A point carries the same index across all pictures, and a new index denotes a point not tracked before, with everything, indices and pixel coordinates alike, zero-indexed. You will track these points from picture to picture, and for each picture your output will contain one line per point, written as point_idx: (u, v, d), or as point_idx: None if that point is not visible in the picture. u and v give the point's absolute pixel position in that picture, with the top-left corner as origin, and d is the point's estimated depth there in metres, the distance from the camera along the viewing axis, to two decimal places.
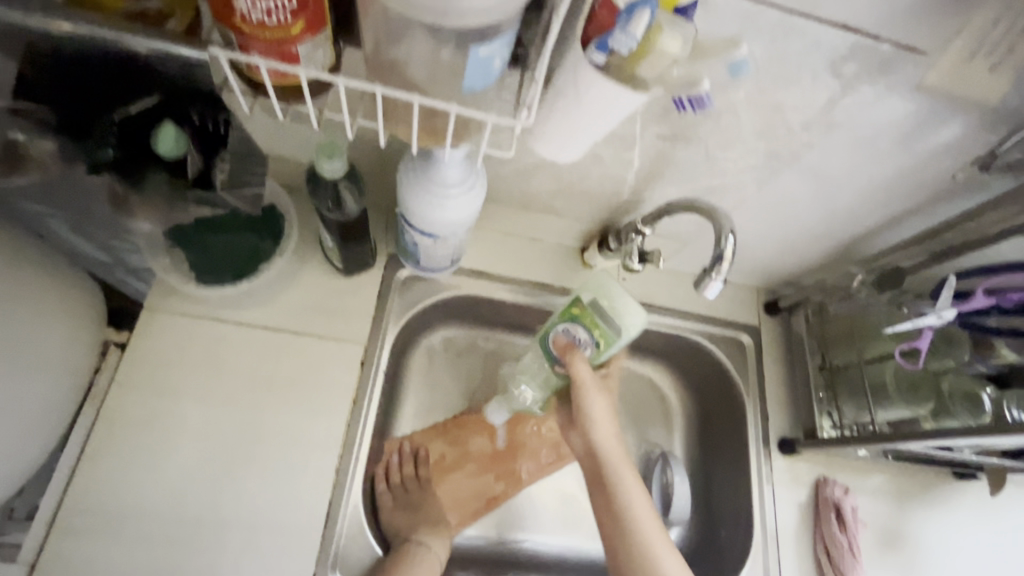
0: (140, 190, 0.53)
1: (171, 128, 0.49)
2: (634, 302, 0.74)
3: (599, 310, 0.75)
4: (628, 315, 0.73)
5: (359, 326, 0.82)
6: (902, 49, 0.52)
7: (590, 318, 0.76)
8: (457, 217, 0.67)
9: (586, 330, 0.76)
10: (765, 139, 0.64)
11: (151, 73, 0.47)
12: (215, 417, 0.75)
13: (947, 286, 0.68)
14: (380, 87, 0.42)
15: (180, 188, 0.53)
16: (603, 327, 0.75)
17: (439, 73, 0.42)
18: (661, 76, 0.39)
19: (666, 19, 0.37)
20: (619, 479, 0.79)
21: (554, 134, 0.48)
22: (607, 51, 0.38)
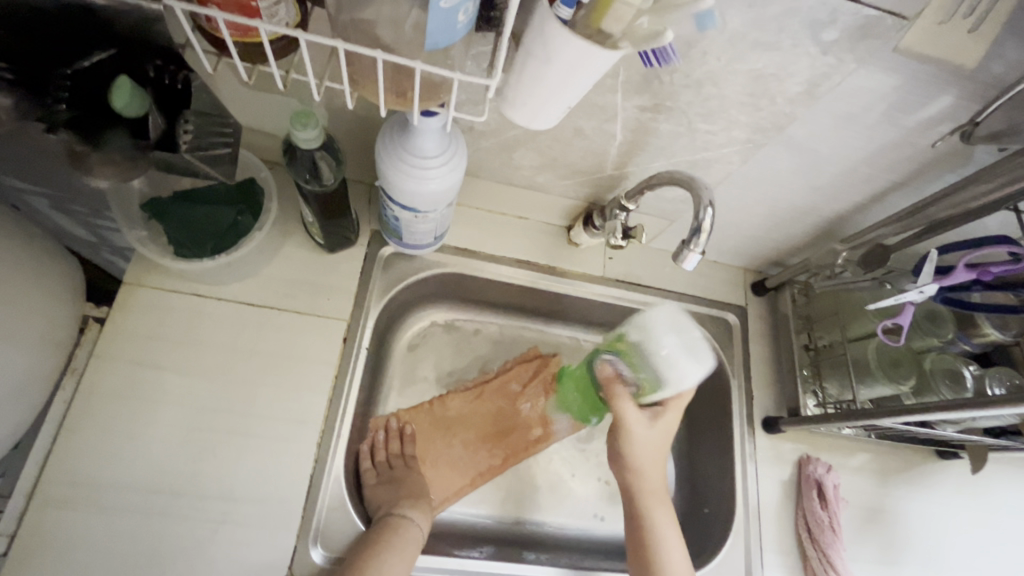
0: (96, 150, 0.47)
1: (127, 80, 0.44)
2: (696, 353, 0.68)
3: (647, 354, 0.69)
4: (678, 367, 0.67)
5: (342, 302, 0.82)
6: (882, 14, 0.50)
7: (635, 359, 0.70)
8: (437, 192, 0.67)
9: (631, 369, 0.71)
10: (747, 111, 0.63)
11: (109, 23, 0.44)
12: (197, 391, 0.75)
13: (930, 260, 0.66)
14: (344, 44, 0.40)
15: (142, 149, 0.48)
16: (648, 372, 0.70)
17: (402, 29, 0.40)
18: (628, 33, 0.39)
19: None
20: (654, 521, 0.76)
21: (526, 97, 0.47)
22: (573, 7, 0.38)
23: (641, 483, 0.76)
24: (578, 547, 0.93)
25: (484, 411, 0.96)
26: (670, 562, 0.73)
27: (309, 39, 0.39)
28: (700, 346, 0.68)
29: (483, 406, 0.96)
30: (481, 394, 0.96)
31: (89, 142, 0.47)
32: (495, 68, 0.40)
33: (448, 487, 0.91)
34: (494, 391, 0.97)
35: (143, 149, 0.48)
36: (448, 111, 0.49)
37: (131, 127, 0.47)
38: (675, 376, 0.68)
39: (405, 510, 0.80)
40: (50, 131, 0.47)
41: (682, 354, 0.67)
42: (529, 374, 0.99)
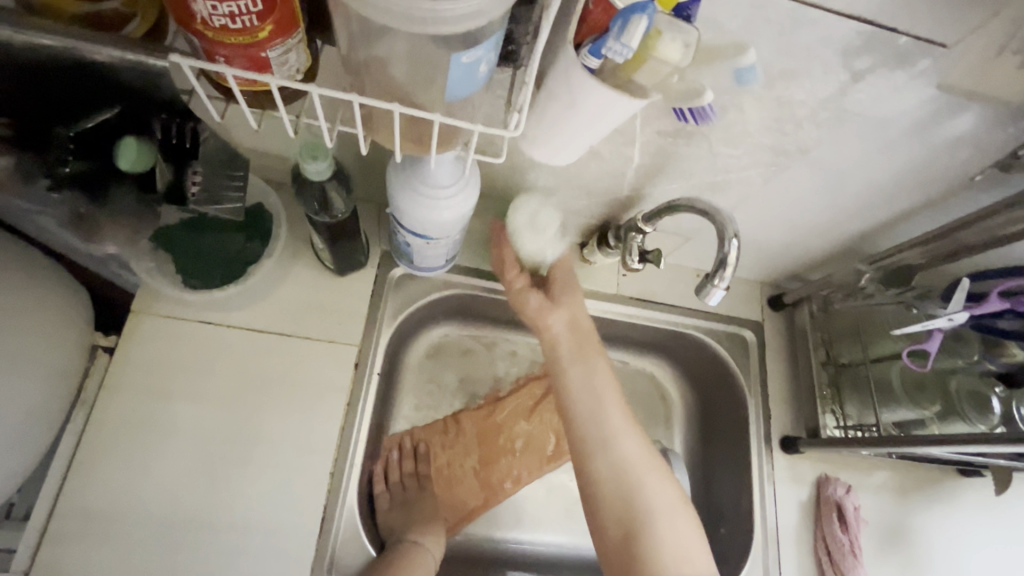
0: (103, 208, 0.53)
1: (132, 142, 0.49)
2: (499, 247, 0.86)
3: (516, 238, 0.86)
4: None
5: (353, 326, 0.81)
6: (921, 42, 0.48)
7: None
8: (448, 221, 0.65)
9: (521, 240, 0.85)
10: (772, 135, 0.61)
11: (113, 79, 0.45)
12: (207, 420, 0.73)
13: (960, 287, 0.65)
14: (357, 94, 0.38)
15: (148, 198, 0.54)
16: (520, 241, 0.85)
17: (420, 77, 0.38)
18: (659, 83, 0.37)
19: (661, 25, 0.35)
20: (593, 360, 0.77)
21: (548, 137, 0.45)
22: (601, 57, 0.36)
23: (576, 322, 0.79)
24: (593, 569, 0.92)
25: (496, 429, 0.95)
26: (605, 387, 0.76)
27: (320, 91, 0.37)
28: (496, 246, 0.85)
29: (495, 424, 0.95)
30: (493, 412, 0.95)
31: (94, 199, 0.53)
32: (519, 115, 0.39)
33: (461, 508, 0.91)
34: (506, 410, 0.96)
35: (149, 199, 0.54)
36: (466, 152, 0.47)
37: (138, 181, 0.52)
38: None
39: (418, 535, 0.80)
40: (57, 188, 0.51)
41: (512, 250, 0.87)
42: (542, 391, 0.97)
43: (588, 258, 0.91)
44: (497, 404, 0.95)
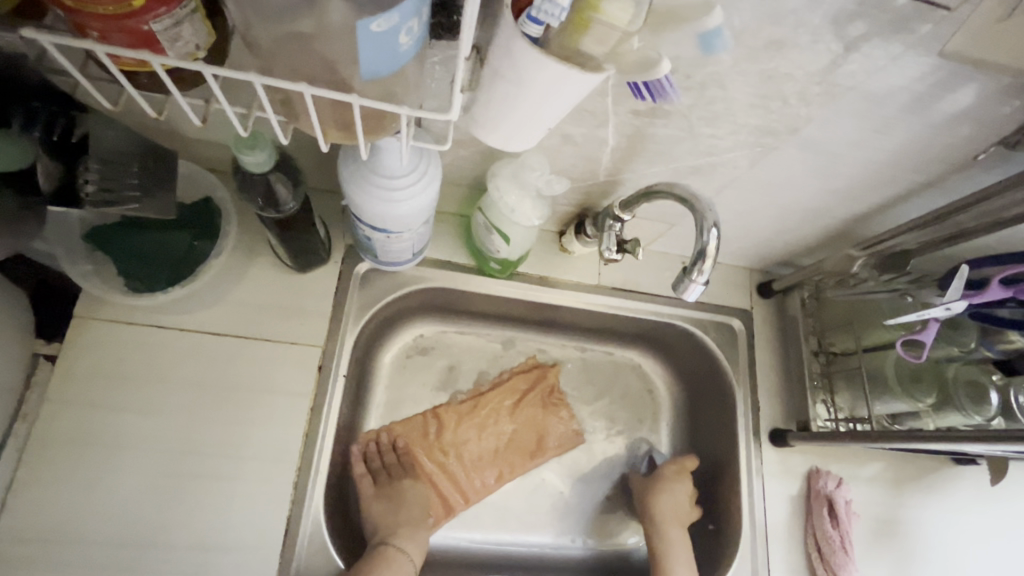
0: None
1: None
2: (479, 233, 0.74)
3: (485, 229, 0.73)
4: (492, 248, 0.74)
5: (315, 326, 0.76)
6: (921, 4, 0.42)
7: (481, 229, 0.74)
8: (408, 214, 0.60)
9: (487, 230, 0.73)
10: (757, 114, 0.56)
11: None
12: (161, 431, 0.69)
13: (958, 275, 0.61)
14: (262, 75, 0.33)
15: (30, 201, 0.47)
16: (485, 231, 0.73)
17: (338, 55, 0.32)
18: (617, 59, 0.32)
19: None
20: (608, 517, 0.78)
21: (499, 120, 0.39)
22: (541, 24, 0.31)
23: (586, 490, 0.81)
24: (577, 568, 0.89)
25: (480, 423, 0.91)
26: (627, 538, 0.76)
27: (215, 71, 0.32)
28: (479, 228, 0.74)
29: (480, 417, 0.91)
30: (477, 405, 0.90)
31: None
32: (456, 95, 0.33)
33: (444, 503, 0.86)
34: (489, 405, 0.91)
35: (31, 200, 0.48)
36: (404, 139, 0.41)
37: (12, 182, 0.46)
38: (497, 249, 0.74)
39: (400, 539, 0.77)
40: None
41: (484, 240, 0.74)
42: (528, 385, 0.93)
43: (567, 247, 0.86)
44: (480, 395, 0.91)
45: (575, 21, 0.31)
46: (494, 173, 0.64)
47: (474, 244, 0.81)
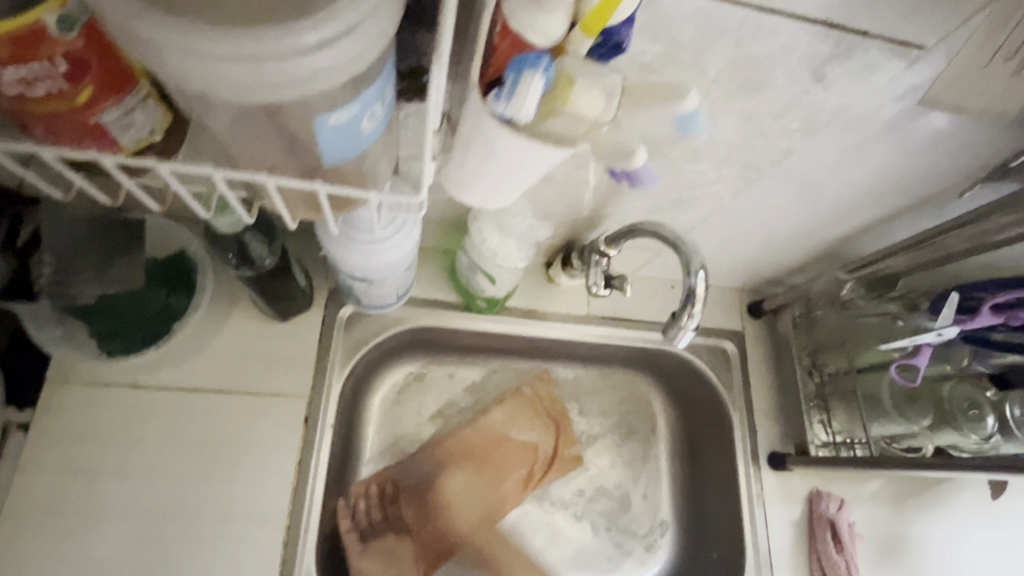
0: None
1: None
2: (466, 273, 0.72)
3: (471, 270, 0.71)
4: (479, 287, 0.72)
5: (300, 374, 0.74)
6: (895, 44, 0.42)
7: (466, 270, 0.72)
8: (388, 264, 0.58)
9: (471, 272, 0.71)
10: (737, 150, 0.55)
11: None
12: (143, 496, 0.66)
13: (949, 301, 0.61)
14: (222, 168, 0.31)
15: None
16: (470, 272, 0.71)
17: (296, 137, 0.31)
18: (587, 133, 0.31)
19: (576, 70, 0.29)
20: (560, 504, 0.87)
21: (473, 183, 0.38)
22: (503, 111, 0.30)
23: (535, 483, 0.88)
24: None
25: (473, 459, 0.87)
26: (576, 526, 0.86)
27: (171, 165, 0.30)
28: (464, 266, 0.72)
29: (472, 455, 0.87)
30: (468, 441, 0.87)
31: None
32: (427, 165, 0.34)
33: (439, 543, 0.84)
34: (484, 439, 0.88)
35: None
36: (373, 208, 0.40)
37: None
38: (485, 289, 0.72)
39: None
40: None
41: (470, 279, 0.72)
42: (522, 413, 0.89)
43: (554, 278, 0.85)
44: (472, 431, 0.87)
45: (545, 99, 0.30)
46: (475, 215, 0.63)
47: (460, 282, 0.80)
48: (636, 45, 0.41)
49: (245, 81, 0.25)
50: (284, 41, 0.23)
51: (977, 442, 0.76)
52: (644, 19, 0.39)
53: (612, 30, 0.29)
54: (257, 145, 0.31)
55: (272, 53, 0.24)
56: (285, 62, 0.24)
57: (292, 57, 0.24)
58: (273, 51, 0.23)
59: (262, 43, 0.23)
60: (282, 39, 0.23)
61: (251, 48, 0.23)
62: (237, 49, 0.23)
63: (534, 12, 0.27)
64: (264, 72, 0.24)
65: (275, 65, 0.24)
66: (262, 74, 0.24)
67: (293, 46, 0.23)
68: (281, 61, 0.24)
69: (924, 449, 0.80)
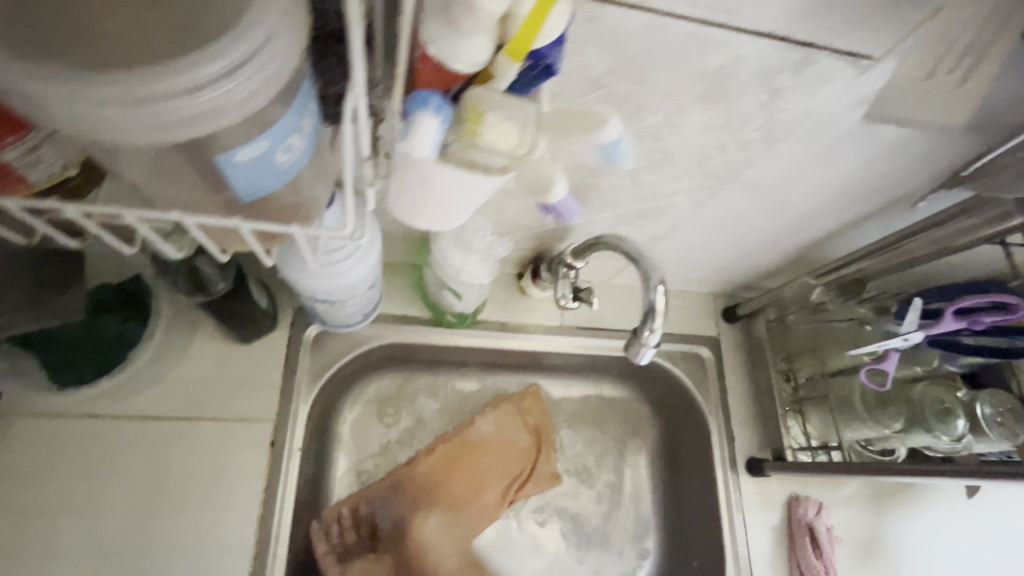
0: None
1: None
2: (433, 289, 0.71)
3: (438, 287, 0.70)
4: (446, 302, 0.71)
5: (265, 398, 0.72)
6: (843, 56, 0.41)
7: (433, 286, 0.71)
8: (348, 285, 0.56)
9: (438, 289, 0.70)
10: (697, 161, 0.54)
11: None
12: (100, 532, 0.63)
13: (913, 306, 0.61)
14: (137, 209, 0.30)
15: None
16: (437, 289, 0.70)
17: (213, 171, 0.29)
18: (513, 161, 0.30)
19: (484, 100, 0.28)
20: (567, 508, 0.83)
21: (414, 209, 0.37)
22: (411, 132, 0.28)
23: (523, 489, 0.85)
24: None
25: (455, 474, 0.84)
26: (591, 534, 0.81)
27: (80, 206, 0.29)
28: (431, 283, 0.70)
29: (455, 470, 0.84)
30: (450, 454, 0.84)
31: None
32: (369, 193, 0.34)
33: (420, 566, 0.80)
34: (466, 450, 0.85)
35: None
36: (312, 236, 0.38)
37: None
38: (453, 305, 0.71)
39: None
40: None
41: (436, 294, 0.71)
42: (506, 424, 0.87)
43: (526, 289, 0.84)
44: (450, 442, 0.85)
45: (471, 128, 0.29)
46: (437, 232, 0.62)
47: (429, 297, 0.78)
48: (582, 61, 0.40)
49: (135, 126, 0.23)
50: (171, 81, 0.22)
51: (950, 443, 0.76)
52: (588, 35, 0.38)
53: (538, 52, 0.28)
54: (173, 181, 0.30)
55: (159, 94, 0.22)
56: (174, 104, 0.22)
57: (183, 97, 0.22)
58: (159, 93, 0.22)
59: (147, 85, 0.22)
60: (168, 79, 0.22)
61: (135, 92, 0.22)
62: (119, 94, 0.22)
63: (450, 41, 0.26)
64: (158, 114, 0.23)
65: (163, 107, 0.22)
66: (152, 117, 0.23)
67: (180, 86, 0.22)
68: (170, 104, 0.22)
69: (897, 451, 0.80)
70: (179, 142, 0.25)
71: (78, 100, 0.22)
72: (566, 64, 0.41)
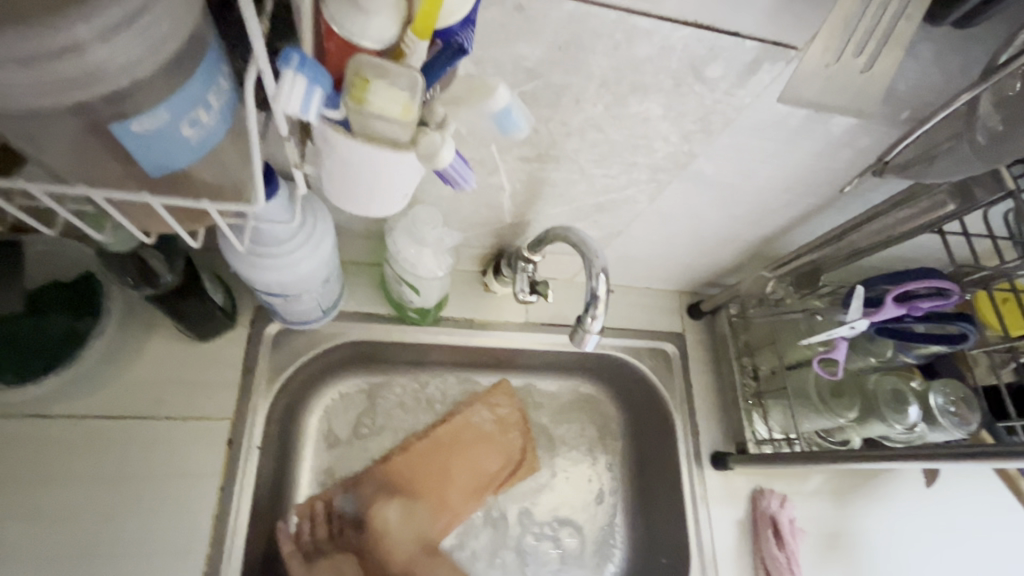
0: None
1: None
2: (392, 284, 0.71)
3: (397, 283, 0.70)
4: (407, 297, 0.71)
5: (220, 396, 0.71)
6: (767, 44, 0.43)
7: (391, 283, 0.71)
8: (302, 276, 0.56)
9: (398, 285, 0.70)
10: (642, 153, 0.56)
11: None
12: (46, 534, 0.62)
13: (857, 294, 0.62)
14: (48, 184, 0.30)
15: None
16: (394, 283, 0.71)
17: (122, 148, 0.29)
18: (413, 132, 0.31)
19: (370, 66, 0.28)
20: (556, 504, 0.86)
21: (344, 195, 0.37)
22: (286, 69, 0.27)
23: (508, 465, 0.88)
24: None
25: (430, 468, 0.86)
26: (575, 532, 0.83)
27: None
28: (389, 278, 0.71)
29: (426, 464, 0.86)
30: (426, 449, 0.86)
31: None
32: (295, 173, 0.35)
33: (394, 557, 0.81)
34: (443, 439, 0.87)
35: None
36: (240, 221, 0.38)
37: None
38: (414, 300, 0.72)
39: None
40: None
41: (395, 288, 0.71)
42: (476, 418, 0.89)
43: (489, 286, 0.84)
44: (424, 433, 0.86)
45: (353, 81, 0.29)
46: (390, 227, 0.63)
47: (391, 295, 0.78)
48: (515, 51, 0.41)
49: (24, 85, 0.24)
50: (56, 40, 0.23)
51: (905, 432, 0.77)
52: (516, 25, 0.40)
53: (450, 30, 0.30)
54: (86, 159, 0.30)
55: (49, 51, 0.23)
56: (65, 62, 0.23)
57: (73, 54, 0.23)
58: (46, 51, 0.23)
59: (34, 44, 0.22)
60: (58, 36, 0.23)
61: (23, 49, 0.23)
62: (7, 53, 0.22)
63: (356, 16, 0.27)
64: (46, 74, 0.23)
65: (54, 66, 0.23)
66: (42, 76, 0.23)
67: (66, 43, 0.23)
68: (61, 61, 0.23)
69: (853, 441, 0.82)
70: (77, 104, 0.26)
71: None
72: (499, 53, 0.42)
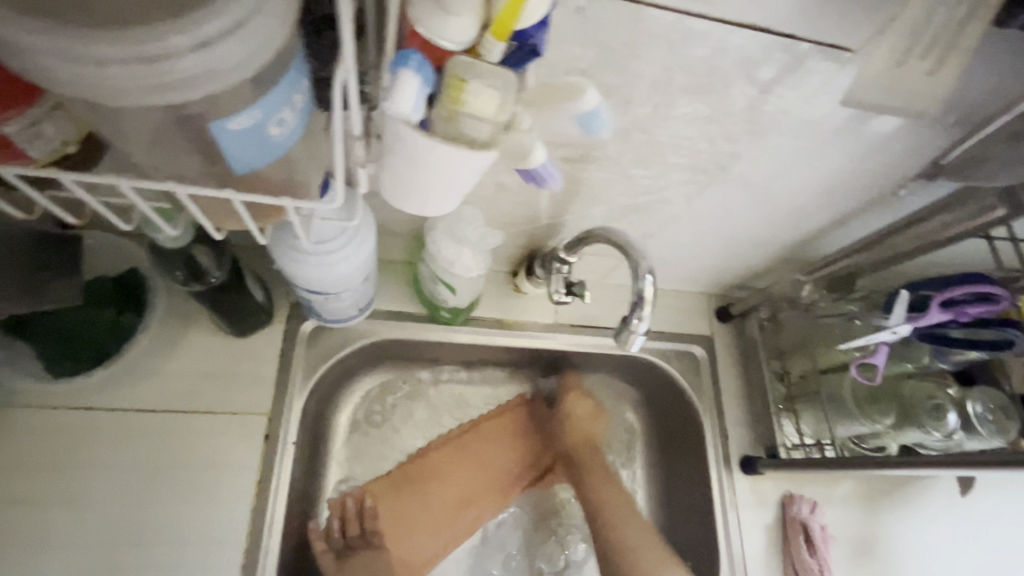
0: None
1: None
2: (427, 283, 0.72)
3: (433, 282, 0.71)
4: (442, 296, 0.72)
5: (257, 392, 0.72)
6: (822, 46, 0.43)
7: (426, 282, 0.72)
8: (344, 275, 0.56)
9: (434, 284, 0.71)
10: (686, 154, 0.56)
11: None
12: (90, 523, 0.63)
13: (900, 299, 0.63)
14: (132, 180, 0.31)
15: None
16: (429, 283, 0.71)
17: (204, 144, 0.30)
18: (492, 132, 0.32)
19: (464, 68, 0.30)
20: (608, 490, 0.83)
21: (406, 195, 0.38)
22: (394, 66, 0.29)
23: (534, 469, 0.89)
24: None
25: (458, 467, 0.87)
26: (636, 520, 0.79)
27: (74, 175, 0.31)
28: (425, 277, 0.71)
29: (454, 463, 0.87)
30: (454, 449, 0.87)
31: None
32: (361, 172, 0.36)
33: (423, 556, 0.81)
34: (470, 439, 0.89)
35: None
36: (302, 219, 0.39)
37: None
38: (449, 299, 0.72)
39: None
40: None
41: (431, 287, 0.72)
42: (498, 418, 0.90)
43: (520, 287, 0.84)
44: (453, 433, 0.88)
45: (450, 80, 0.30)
46: (430, 226, 0.63)
47: (424, 294, 0.79)
48: (571, 52, 0.42)
49: (136, 84, 0.25)
50: (168, 42, 0.24)
51: (942, 439, 0.76)
52: (575, 26, 0.40)
53: (526, 31, 0.30)
54: (171, 155, 0.31)
55: (161, 53, 0.24)
56: (173, 62, 0.25)
57: (182, 55, 0.25)
58: (159, 52, 0.24)
59: (149, 45, 0.24)
60: (169, 38, 0.24)
61: (138, 50, 0.24)
62: (124, 53, 0.24)
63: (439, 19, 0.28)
64: (157, 74, 0.25)
65: (164, 66, 0.25)
66: (153, 75, 0.25)
67: (177, 45, 0.24)
68: (171, 61, 0.25)
69: (888, 447, 0.81)
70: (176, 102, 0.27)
71: (84, 57, 0.24)
72: (555, 54, 0.42)
